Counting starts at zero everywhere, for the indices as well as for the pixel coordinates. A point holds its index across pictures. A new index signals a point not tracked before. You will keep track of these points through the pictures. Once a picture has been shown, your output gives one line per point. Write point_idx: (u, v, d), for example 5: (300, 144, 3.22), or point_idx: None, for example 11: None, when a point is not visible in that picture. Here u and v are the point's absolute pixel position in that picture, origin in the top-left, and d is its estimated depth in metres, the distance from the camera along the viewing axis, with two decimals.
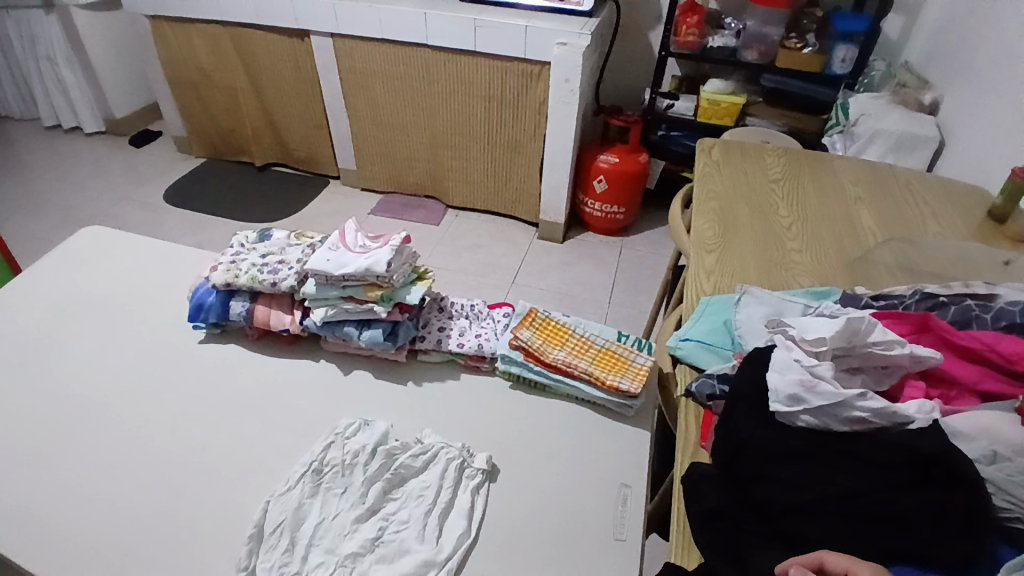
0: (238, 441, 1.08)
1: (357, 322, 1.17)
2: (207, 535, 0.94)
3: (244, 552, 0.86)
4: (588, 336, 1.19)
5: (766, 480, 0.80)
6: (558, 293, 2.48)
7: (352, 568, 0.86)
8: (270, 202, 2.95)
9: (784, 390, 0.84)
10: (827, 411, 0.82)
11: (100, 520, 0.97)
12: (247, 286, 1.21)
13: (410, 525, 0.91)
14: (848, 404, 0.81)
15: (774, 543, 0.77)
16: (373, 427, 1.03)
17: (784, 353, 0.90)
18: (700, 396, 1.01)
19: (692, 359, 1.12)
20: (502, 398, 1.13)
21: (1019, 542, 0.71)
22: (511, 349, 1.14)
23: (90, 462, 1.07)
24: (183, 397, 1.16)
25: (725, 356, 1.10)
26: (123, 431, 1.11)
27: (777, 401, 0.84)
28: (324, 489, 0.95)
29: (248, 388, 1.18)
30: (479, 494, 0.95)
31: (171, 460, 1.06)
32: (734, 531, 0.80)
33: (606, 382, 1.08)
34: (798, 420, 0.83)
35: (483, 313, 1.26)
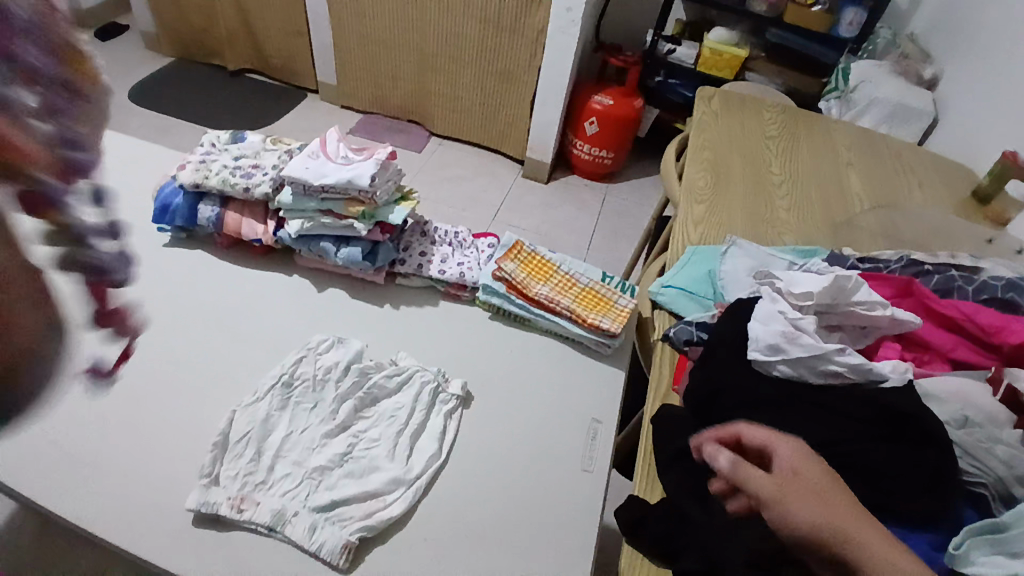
0: (202, 352, 1.03)
1: (334, 238, 1.11)
2: (165, 442, 0.90)
3: (208, 460, 0.84)
4: (573, 274, 1.17)
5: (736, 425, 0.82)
6: (537, 234, 2.44)
7: (321, 480, 0.85)
8: (243, 110, 2.76)
9: (765, 339, 0.85)
10: (805, 364, 0.83)
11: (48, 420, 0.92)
12: (218, 190, 1.13)
13: (380, 443, 0.90)
14: (826, 358, 0.82)
15: None
16: (347, 345, 1.01)
17: (769, 305, 0.90)
18: (678, 341, 1.01)
19: (672, 306, 1.10)
20: (479, 330, 1.10)
21: (983, 507, 0.70)
22: (493, 280, 1.12)
23: None
24: (137, 297, 1.08)
25: (706, 306, 1.09)
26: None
27: (756, 350, 0.85)
28: (293, 404, 0.93)
29: (214, 297, 1.12)
30: (452, 418, 0.94)
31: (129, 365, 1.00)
32: (703, 471, 0.81)
33: (587, 320, 1.07)
34: (774, 369, 0.84)
35: (467, 242, 1.21)
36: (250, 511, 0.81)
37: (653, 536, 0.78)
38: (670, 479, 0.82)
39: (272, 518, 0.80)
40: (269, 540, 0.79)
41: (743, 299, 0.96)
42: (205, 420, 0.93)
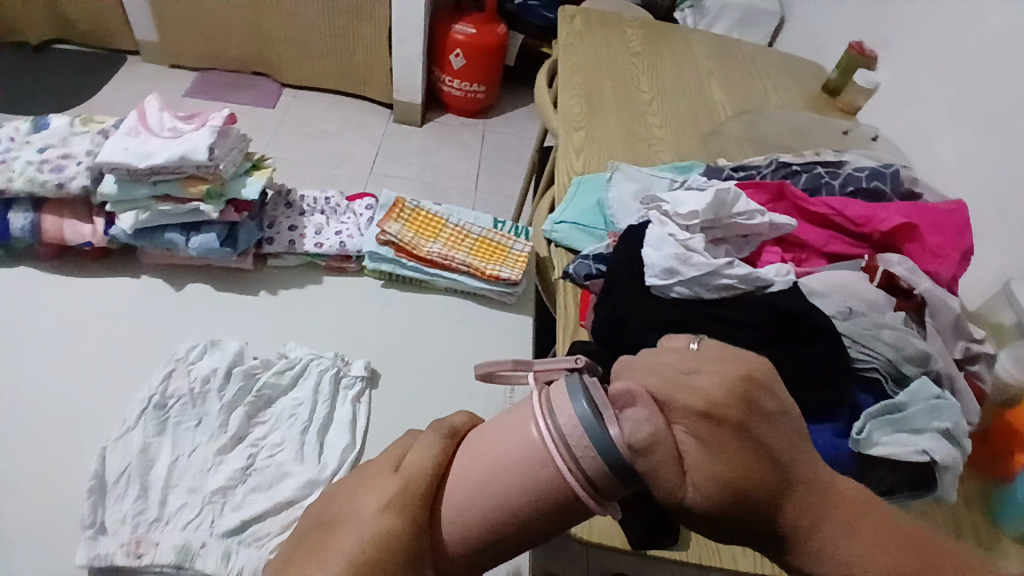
0: (32, 395, 0.81)
1: (182, 227, 0.92)
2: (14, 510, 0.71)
3: (86, 508, 0.70)
4: (464, 225, 1.09)
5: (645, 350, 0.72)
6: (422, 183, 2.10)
7: (224, 502, 0.75)
8: (18, 67, 2.11)
9: (660, 263, 0.78)
10: (698, 282, 0.78)
11: None
12: (26, 192, 0.89)
13: (285, 447, 0.82)
14: (717, 272, 0.77)
15: None
16: (223, 347, 0.87)
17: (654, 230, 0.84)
18: (578, 276, 0.95)
19: (568, 242, 1.08)
20: (374, 302, 1.02)
21: (874, 389, 0.68)
22: (379, 245, 1.01)
23: None
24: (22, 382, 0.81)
25: (600, 237, 1.06)
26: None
27: (652, 275, 0.78)
28: (173, 425, 0.80)
29: (31, 322, 0.88)
30: (360, 403, 0.88)
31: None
32: None
33: (487, 273, 1.02)
34: (671, 292, 0.78)
35: (342, 207, 1.08)
36: (150, 553, 0.69)
37: None
38: None
39: (178, 556, 0.70)
40: None
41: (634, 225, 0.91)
42: (63, 467, 0.75)
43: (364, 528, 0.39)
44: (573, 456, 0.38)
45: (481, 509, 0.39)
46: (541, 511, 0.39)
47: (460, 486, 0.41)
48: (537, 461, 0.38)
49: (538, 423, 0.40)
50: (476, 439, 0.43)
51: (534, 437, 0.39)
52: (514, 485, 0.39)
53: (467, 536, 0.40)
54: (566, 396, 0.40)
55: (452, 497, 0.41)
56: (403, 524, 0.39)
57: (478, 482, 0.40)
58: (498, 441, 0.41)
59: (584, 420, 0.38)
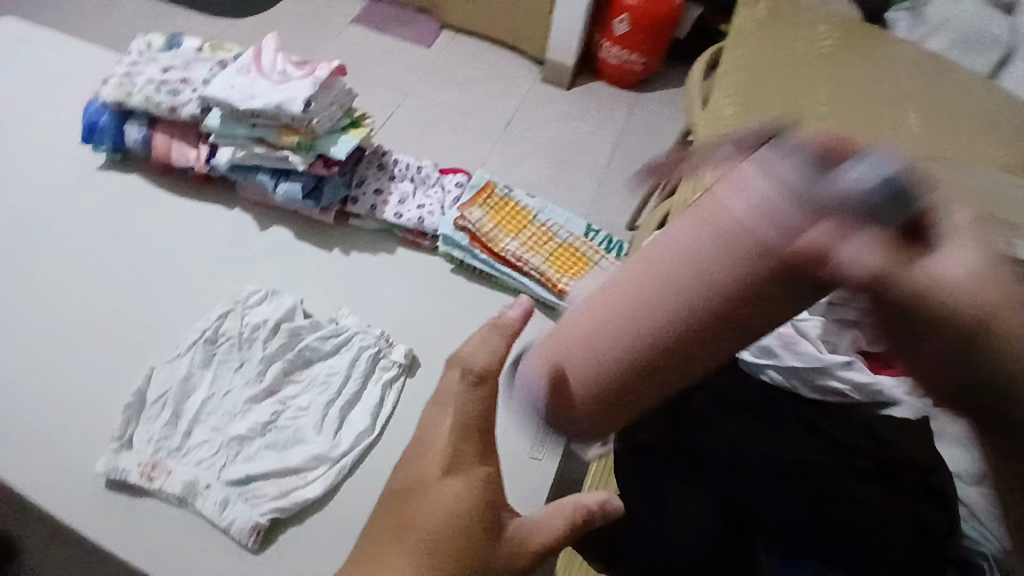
0: (112, 296, 0.87)
1: (272, 171, 0.94)
2: (70, 398, 0.77)
3: (119, 421, 0.75)
4: (550, 226, 1.00)
5: (706, 424, 0.59)
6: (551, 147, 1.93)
7: (239, 450, 0.77)
8: None
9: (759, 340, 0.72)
10: (801, 377, 0.71)
11: None
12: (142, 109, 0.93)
13: (309, 412, 0.81)
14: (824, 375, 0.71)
15: (698, 501, 0.54)
16: (279, 299, 0.88)
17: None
18: None
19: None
20: (438, 284, 0.98)
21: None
22: (455, 230, 0.96)
23: None
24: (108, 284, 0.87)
25: None
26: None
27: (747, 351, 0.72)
28: (217, 362, 0.83)
29: (131, 228, 0.94)
30: (391, 388, 0.85)
31: (20, 311, 0.84)
32: (659, 473, 0.57)
33: (558, 287, 0.93)
34: (763, 372, 0.72)
35: (432, 179, 1.03)
36: (162, 479, 0.73)
37: None
38: (624, 489, 0.57)
39: (184, 490, 0.73)
40: (179, 514, 0.72)
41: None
42: (118, 371, 0.80)
43: (439, 497, 0.42)
44: (796, 208, 0.25)
45: (665, 296, 0.30)
46: (743, 295, 0.28)
47: (650, 267, 0.31)
48: (745, 228, 0.27)
49: (754, 184, 0.27)
50: (649, 247, 0.32)
51: (743, 209, 0.27)
52: (719, 252, 0.28)
53: (626, 357, 0.31)
54: (771, 156, 0.26)
55: (633, 280, 0.31)
56: (471, 491, 0.43)
57: (669, 258, 0.30)
58: (682, 230, 0.30)
59: (804, 167, 0.25)
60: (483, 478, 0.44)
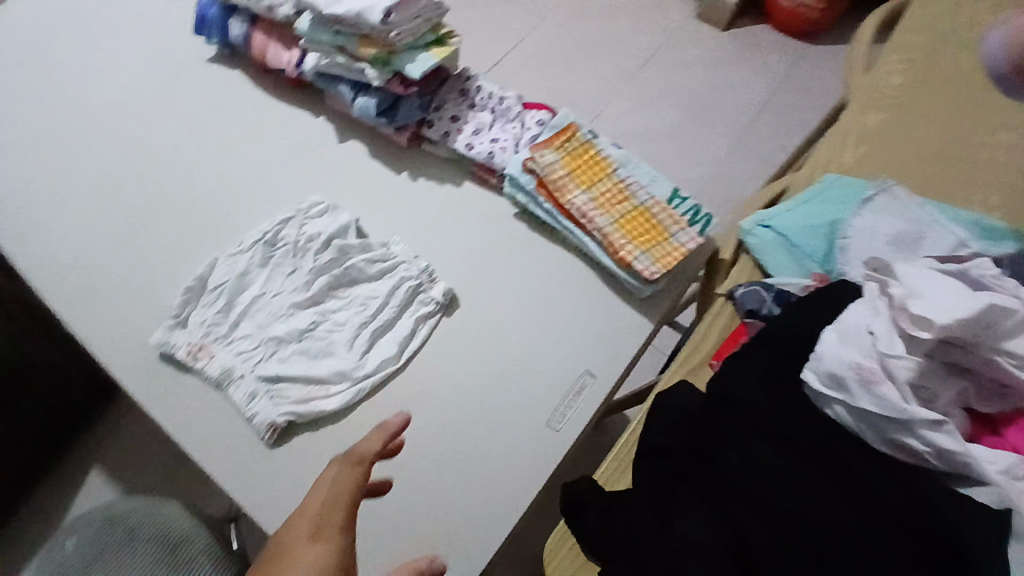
0: (195, 183, 0.92)
1: (353, 84, 0.93)
2: (142, 271, 0.84)
3: (178, 301, 0.81)
4: (629, 184, 0.89)
5: (740, 446, 0.70)
6: (683, 91, 1.68)
7: (274, 350, 0.80)
8: None
9: (831, 366, 0.67)
10: (870, 422, 0.65)
11: (49, 210, 0.88)
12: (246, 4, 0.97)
13: (343, 328, 0.82)
14: (900, 427, 0.64)
15: (710, 508, 0.69)
16: (338, 215, 0.89)
17: (864, 317, 0.69)
18: (741, 307, 0.85)
19: (761, 255, 0.90)
20: (495, 227, 0.93)
21: None
22: (522, 172, 0.90)
23: (51, 138, 0.93)
24: (196, 170, 0.93)
25: (805, 266, 0.87)
26: (58, 127, 0.94)
27: (813, 375, 0.68)
28: (273, 264, 0.86)
29: (220, 121, 0.98)
30: (425, 323, 0.84)
31: (120, 180, 0.91)
32: (674, 475, 0.73)
33: (619, 254, 0.84)
34: (829, 407, 0.68)
35: (513, 112, 0.96)
36: (204, 361, 0.78)
37: (592, 533, 0.73)
38: (641, 472, 0.74)
39: (220, 375, 0.78)
40: (214, 395, 0.78)
41: (843, 290, 0.76)
42: (185, 255, 0.86)
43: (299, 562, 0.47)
44: None
45: None
46: None
47: None
48: None
49: None
50: None
51: None
52: None
53: None
54: None
55: None
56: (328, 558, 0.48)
57: None
58: None
59: None
60: (343, 546, 0.49)
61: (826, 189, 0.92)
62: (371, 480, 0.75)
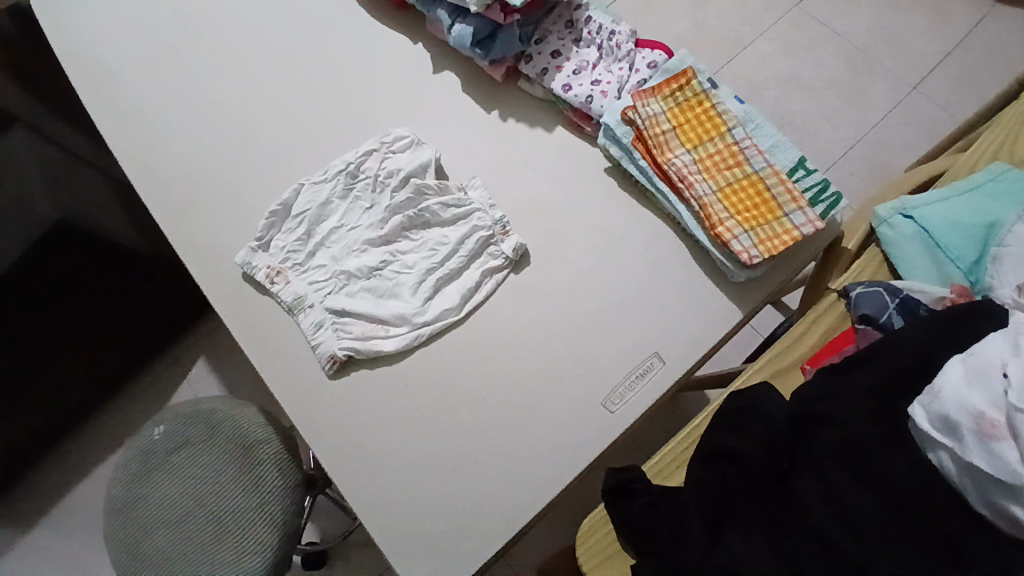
0: (290, 104, 0.92)
1: (452, 8, 0.86)
2: (230, 191, 0.88)
3: (262, 224, 0.84)
4: (745, 148, 0.76)
5: (818, 473, 0.61)
6: (844, 32, 1.41)
7: (344, 284, 0.81)
8: None
9: (945, 407, 0.54)
10: (980, 481, 0.53)
11: (161, 118, 0.92)
12: None
13: (411, 272, 0.81)
14: (1017, 495, 0.51)
15: (770, 529, 0.62)
16: (420, 151, 0.86)
17: (1003, 355, 0.54)
18: (853, 310, 0.71)
19: (894, 249, 0.74)
20: (582, 181, 0.85)
21: None
22: (620, 122, 0.79)
23: (169, 46, 0.96)
24: (293, 92, 0.93)
25: (946, 272, 0.71)
26: (168, 36, 0.96)
27: (922, 412, 0.56)
28: (352, 197, 0.85)
29: (315, 40, 0.96)
30: (492, 277, 0.81)
31: (224, 94, 0.93)
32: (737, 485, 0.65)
33: (717, 229, 0.73)
34: (933, 451, 0.57)
35: (622, 51, 0.84)
36: (280, 286, 0.81)
37: (633, 525, 0.69)
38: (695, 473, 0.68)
39: (293, 302, 0.80)
40: (286, 320, 0.81)
41: (982, 317, 0.61)
42: (270, 179, 0.88)
43: None
44: None
45: None
46: None
47: None
48: None
49: None
50: None
51: None
52: None
53: None
54: None
55: None
56: None
57: None
58: None
59: None
60: None
61: (992, 183, 0.74)
62: (417, 426, 0.76)
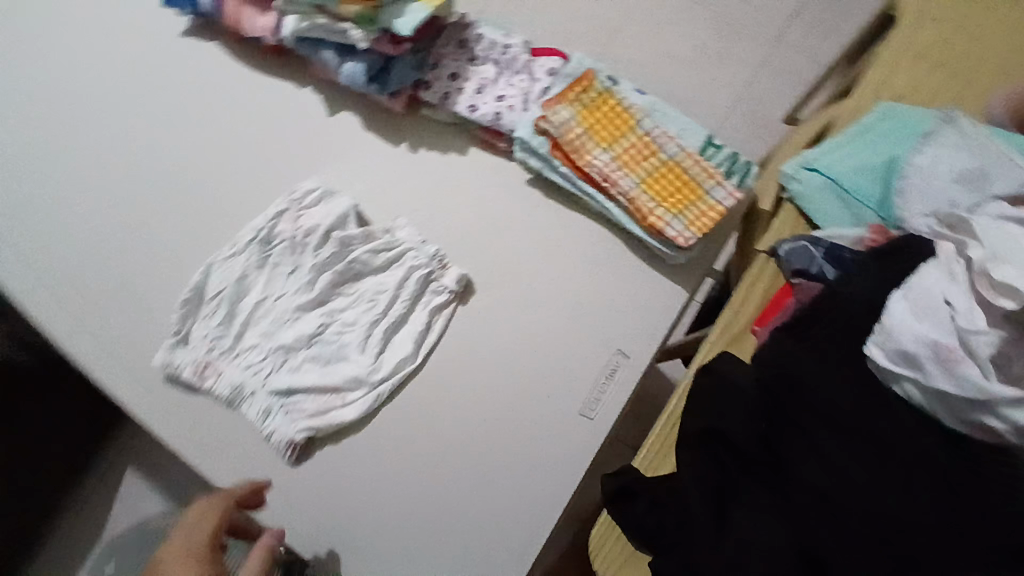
0: (179, 178, 0.84)
1: (338, 47, 0.82)
2: (133, 286, 0.79)
3: (177, 318, 0.76)
4: (657, 136, 0.76)
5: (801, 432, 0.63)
6: None
7: (284, 360, 0.75)
8: None
9: (900, 343, 0.58)
10: (947, 403, 0.57)
11: (37, 222, 0.82)
12: None
13: (353, 329, 0.76)
14: (983, 408, 0.55)
15: (771, 496, 0.64)
16: (335, 201, 0.80)
17: (937, 286, 0.59)
18: (786, 267, 0.73)
19: (808, 203, 0.78)
20: (507, 197, 0.83)
21: None
22: (534, 134, 0.78)
23: (26, 140, 0.85)
24: (180, 164, 0.85)
25: (859, 217, 0.77)
26: (26, 128, 0.86)
27: (880, 352, 0.59)
28: (271, 265, 0.78)
29: (192, 98, 0.87)
30: (440, 316, 0.77)
31: (102, 182, 0.84)
32: (730, 462, 0.66)
33: (649, 220, 0.73)
34: (898, 385, 0.60)
35: (519, 63, 0.84)
36: (213, 380, 0.74)
37: (641, 527, 0.69)
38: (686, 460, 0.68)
39: (231, 393, 0.74)
40: (228, 414, 0.74)
41: (910, 250, 0.65)
42: (173, 263, 0.80)
43: None
44: None
45: None
46: None
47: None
48: None
49: None
50: None
51: None
52: None
53: None
54: None
55: None
56: None
57: None
58: None
59: None
60: None
61: (881, 125, 0.79)
62: (398, 489, 0.71)
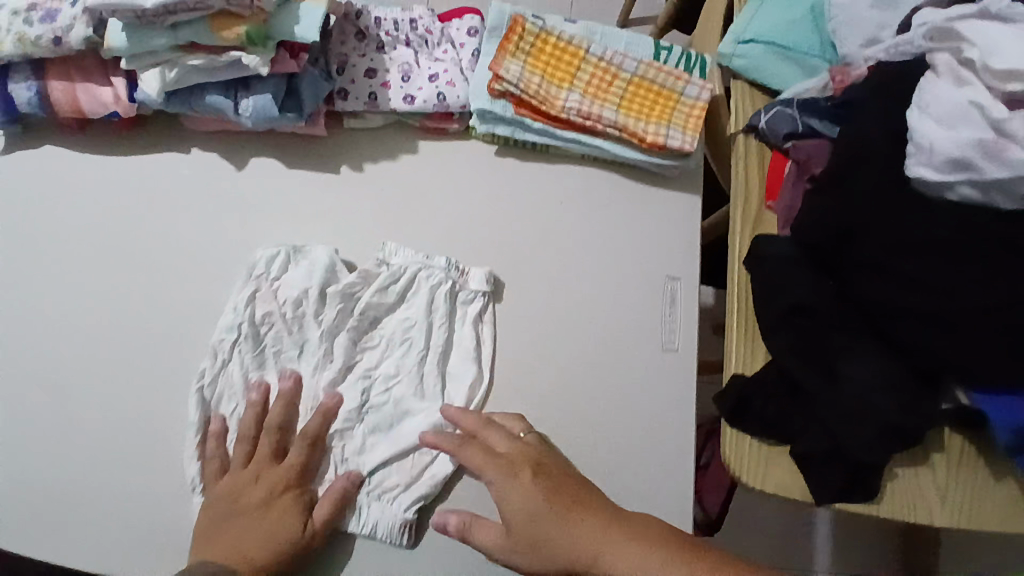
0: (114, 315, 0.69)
1: (225, 86, 0.68)
2: (126, 451, 0.66)
3: (194, 469, 0.64)
4: (612, 57, 0.73)
5: (880, 270, 0.63)
6: None
7: (344, 447, 0.65)
8: None
9: (944, 151, 0.59)
10: (1003, 187, 0.59)
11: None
12: (17, 52, 0.66)
13: (402, 378, 0.67)
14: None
15: (869, 339, 0.65)
16: (307, 257, 0.68)
17: (952, 92, 0.61)
18: (775, 136, 0.74)
19: (760, 72, 0.78)
20: (484, 175, 0.75)
21: None
22: (492, 100, 0.71)
23: None
24: (104, 298, 0.70)
25: (810, 65, 0.78)
26: None
27: (928, 167, 0.60)
28: (270, 357, 0.66)
29: (83, 218, 0.72)
30: (483, 323, 0.69)
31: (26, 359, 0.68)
32: (822, 327, 0.66)
33: (646, 141, 0.71)
34: (952, 191, 0.61)
35: (434, 34, 0.75)
36: None
37: (764, 421, 0.68)
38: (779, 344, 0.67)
39: None
40: None
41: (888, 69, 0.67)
42: (160, 406, 0.67)
43: None
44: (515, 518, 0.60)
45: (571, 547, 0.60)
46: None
47: None
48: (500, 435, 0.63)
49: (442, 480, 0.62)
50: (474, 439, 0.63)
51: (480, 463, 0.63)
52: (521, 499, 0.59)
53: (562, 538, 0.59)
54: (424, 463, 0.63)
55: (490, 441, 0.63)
56: None
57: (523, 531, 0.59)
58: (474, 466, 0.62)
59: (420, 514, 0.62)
60: None
61: None
62: None
